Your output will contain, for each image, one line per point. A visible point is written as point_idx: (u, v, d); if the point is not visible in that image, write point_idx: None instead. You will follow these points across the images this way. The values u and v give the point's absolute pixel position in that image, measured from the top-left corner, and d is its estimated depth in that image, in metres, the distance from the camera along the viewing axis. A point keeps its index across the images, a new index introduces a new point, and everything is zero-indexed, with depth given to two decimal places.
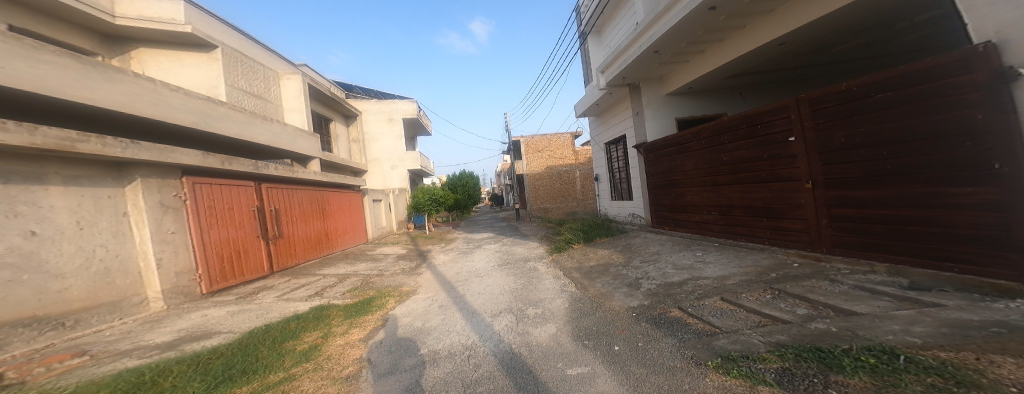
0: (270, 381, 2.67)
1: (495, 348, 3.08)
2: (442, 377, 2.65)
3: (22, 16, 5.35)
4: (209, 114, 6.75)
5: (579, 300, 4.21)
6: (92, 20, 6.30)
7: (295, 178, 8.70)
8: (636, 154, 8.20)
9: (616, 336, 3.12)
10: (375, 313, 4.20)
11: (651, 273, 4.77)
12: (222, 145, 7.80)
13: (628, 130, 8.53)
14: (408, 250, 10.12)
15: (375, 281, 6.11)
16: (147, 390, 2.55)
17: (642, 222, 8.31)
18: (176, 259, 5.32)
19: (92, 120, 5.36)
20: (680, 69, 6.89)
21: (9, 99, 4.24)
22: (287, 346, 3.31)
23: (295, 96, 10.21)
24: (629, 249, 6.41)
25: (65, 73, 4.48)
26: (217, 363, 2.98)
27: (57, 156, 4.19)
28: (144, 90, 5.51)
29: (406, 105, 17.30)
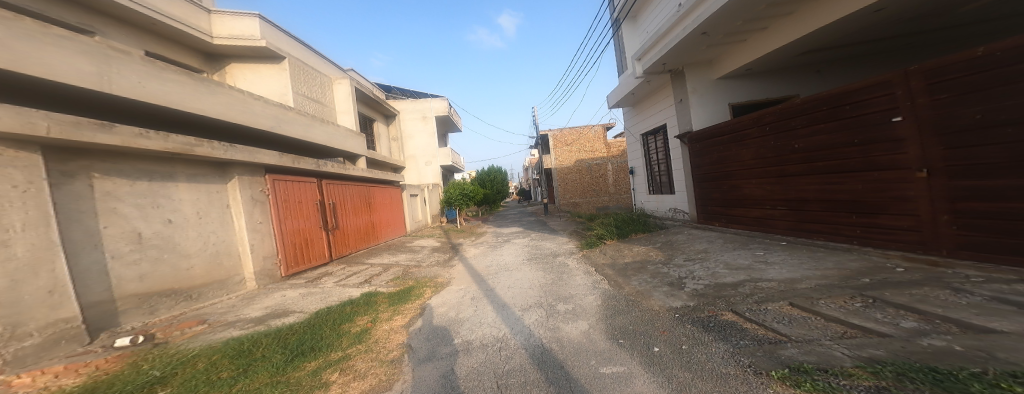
0: (331, 358, 2.97)
1: (525, 342, 3.11)
2: (474, 367, 2.76)
3: (137, 37, 6.47)
4: (282, 119, 7.58)
5: (613, 297, 4.08)
6: (196, 41, 7.46)
7: (347, 175, 9.48)
8: (679, 145, 7.67)
9: (655, 337, 2.99)
10: (415, 302, 4.45)
11: (697, 272, 4.47)
12: (289, 146, 8.72)
13: (669, 119, 7.98)
14: (442, 243, 10.55)
15: (414, 271, 6.49)
16: (245, 357, 3.00)
17: (687, 217, 7.79)
18: (264, 245, 6.10)
19: (198, 127, 6.30)
20: (735, 50, 6.27)
21: (140, 110, 5.18)
22: (344, 327, 3.66)
23: (345, 99, 11.07)
24: (671, 246, 6.06)
25: (176, 87, 5.31)
26: (293, 338, 3.38)
27: (183, 159, 5.00)
28: (235, 100, 6.34)
29: (439, 103, 18.08)
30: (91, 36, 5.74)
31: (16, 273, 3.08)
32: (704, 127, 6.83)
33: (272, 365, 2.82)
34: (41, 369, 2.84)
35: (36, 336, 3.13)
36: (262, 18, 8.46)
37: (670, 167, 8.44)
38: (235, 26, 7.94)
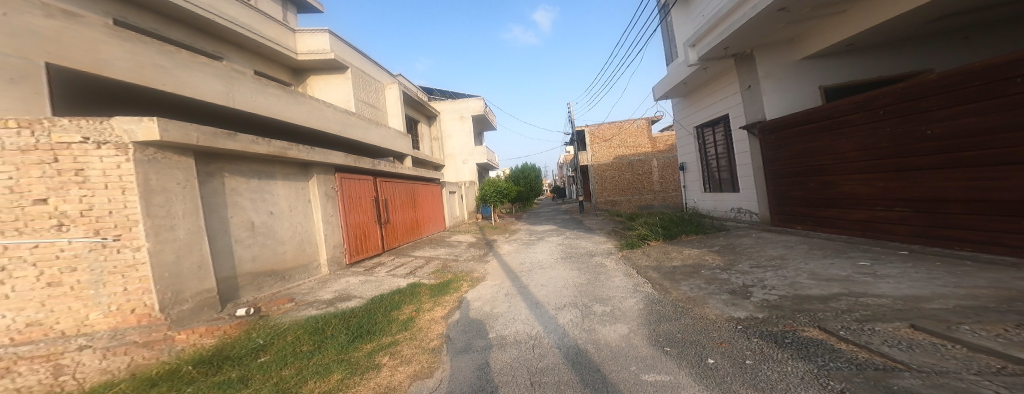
0: (383, 342, 3.26)
1: (559, 342, 3.07)
2: (508, 362, 2.82)
3: (245, 57, 7.74)
4: (348, 123, 8.43)
5: (658, 302, 3.82)
6: (285, 57, 8.64)
7: (397, 174, 10.22)
8: (747, 138, 6.86)
9: (710, 348, 2.74)
10: (453, 295, 4.66)
11: (767, 281, 3.96)
12: (351, 147, 9.64)
13: (733, 108, 7.18)
14: (477, 239, 10.82)
15: (452, 264, 6.82)
16: (317, 334, 3.43)
17: (755, 218, 6.99)
18: (334, 235, 6.86)
19: (285, 133, 7.29)
20: (827, 24, 5.39)
21: (243, 118, 6.18)
22: (393, 314, 3.98)
23: (395, 103, 11.83)
24: (731, 250, 5.46)
25: (269, 98, 6.24)
26: (355, 320, 3.78)
27: (280, 161, 5.82)
28: (313, 108, 7.21)
29: (476, 102, 18.41)
30: (218, 59, 7.09)
31: (180, 250, 3.93)
32: (780, 116, 6.03)
33: (338, 345, 3.18)
34: (190, 330, 3.56)
35: (187, 302, 3.93)
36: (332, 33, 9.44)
37: (732, 161, 7.61)
38: (312, 42, 8.99)
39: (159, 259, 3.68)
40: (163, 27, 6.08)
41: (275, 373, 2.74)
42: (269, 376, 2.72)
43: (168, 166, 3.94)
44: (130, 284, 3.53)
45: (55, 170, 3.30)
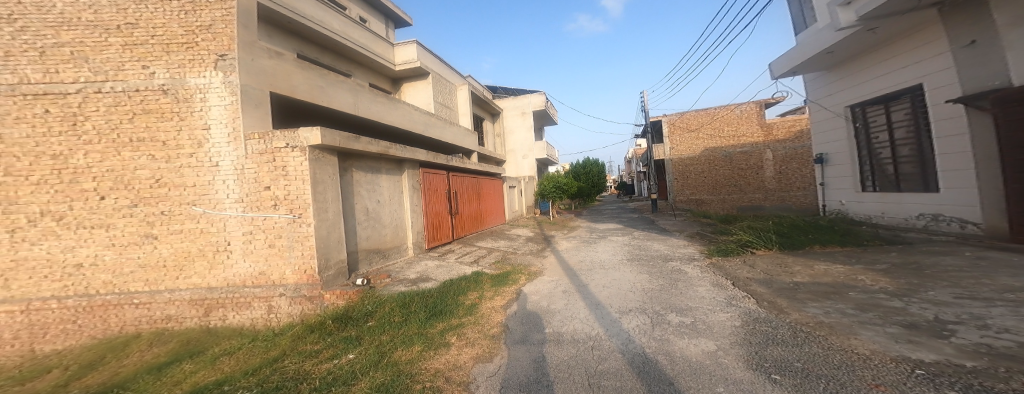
0: (449, 325, 3.57)
1: (623, 348, 2.87)
2: (566, 360, 2.77)
3: (363, 71, 9.43)
4: (430, 125, 9.15)
5: (761, 320, 3.13)
6: (386, 69, 9.99)
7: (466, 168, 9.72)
8: (965, 115, 4.90)
9: (853, 388, 1.93)
10: (512, 286, 4.80)
11: (987, 318, 2.58)
12: (435, 147, 10.75)
13: (930, 77, 5.25)
14: (534, 233, 10.36)
15: (511, 257, 6.90)
16: (403, 310, 3.91)
17: (970, 228, 4.99)
18: None
19: (388, 135, 8.61)
20: None
21: (360, 123, 7.49)
22: (459, 299, 4.30)
23: (465, 102, 12.17)
24: (909, 272, 3.95)
25: (379, 106, 7.41)
26: (431, 300, 4.20)
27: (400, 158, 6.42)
28: (411, 114, 8.34)
29: (536, 97, 17.72)
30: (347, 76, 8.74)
31: (331, 228, 4.69)
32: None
33: (418, 321, 3.64)
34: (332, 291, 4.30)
35: (332, 269, 4.61)
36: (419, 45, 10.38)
37: (926, 150, 5.59)
38: (406, 54, 10.08)
39: (319, 233, 4.41)
40: (314, 55, 7.72)
41: (378, 337, 3.34)
42: (375, 338, 3.33)
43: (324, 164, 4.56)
44: (304, 249, 4.38)
45: (273, 167, 4.41)
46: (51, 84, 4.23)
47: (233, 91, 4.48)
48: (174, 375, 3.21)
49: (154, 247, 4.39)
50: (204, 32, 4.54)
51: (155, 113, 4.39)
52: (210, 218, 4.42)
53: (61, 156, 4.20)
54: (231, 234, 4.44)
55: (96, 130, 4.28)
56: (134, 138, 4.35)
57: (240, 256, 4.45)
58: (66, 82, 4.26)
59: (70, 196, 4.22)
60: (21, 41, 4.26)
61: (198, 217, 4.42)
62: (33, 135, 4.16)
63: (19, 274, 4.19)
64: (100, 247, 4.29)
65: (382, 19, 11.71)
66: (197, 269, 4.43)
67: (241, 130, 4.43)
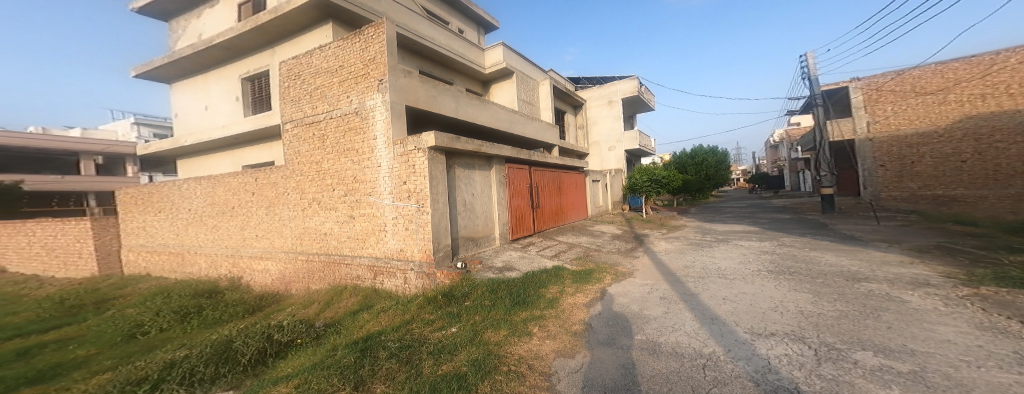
0: (530, 315, 3.64)
1: (754, 374, 2.23)
2: (663, 373, 2.38)
3: (459, 79, 10.17)
4: (513, 122, 8.91)
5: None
6: (477, 74, 10.46)
7: (547, 163, 8.71)
8: None
9: None
10: (594, 285, 4.51)
11: None
12: (522, 143, 10.50)
13: None
14: (624, 231, 9.11)
15: (594, 254, 6.39)
16: (494, 297, 4.16)
17: None
18: None
19: (481, 133, 8.65)
20: None
21: (460, 124, 7.57)
22: (539, 291, 4.31)
23: (547, 97, 11.53)
24: None
25: (472, 108, 7.46)
26: (514, 289, 4.36)
27: (501, 156, 6.34)
28: (502, 116, 8.48)
29: (626, 83, 15.03)
30: (447, 83, 9.60)
31: (444, 220, 5.07)
32: None
33: (504, 307, 3.86)
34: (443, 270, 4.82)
35: (442, 250, 4.98)
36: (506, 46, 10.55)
37: None
38: (495, 56, 10.39)
39: (436, 221, 4.88)
40: (419, 68, 8.70)
41: (473, 316, 3.72)
42: (472, 316, 3.74)
43: (436, 163, 4.93)
44: (424, 235, 4.91)
45: (407, 165, 5.08)
46: (316, 114, 6.42)
47: (386, 108, 5.37)
48: (361, 320, 4.49)
49: (355, 225, 5.98)
50: (372, 65, 5.57)
51: (356, 130, 5.84)
52: (371, 203, 5.68)
53: (319, 163, 6.38)
54: (385, 219, 5.49)
55: (332, 145, 6.17)
56: (344, 148, 6.01)
57: (392, 237, 5.43)
58: (320, 114, 6.34)
59: (322, 188, 6.36)
60: (305, 89, 6.55)
61: (364, 201, 5.79)
62: (310, 153, 6.46)
63: (310, 239, 6.64)
64: (332, 222, 6.29)
65: (474, 28, 12.61)
66: (372, 243, 5.77)
67: (392, 137, 5.31)
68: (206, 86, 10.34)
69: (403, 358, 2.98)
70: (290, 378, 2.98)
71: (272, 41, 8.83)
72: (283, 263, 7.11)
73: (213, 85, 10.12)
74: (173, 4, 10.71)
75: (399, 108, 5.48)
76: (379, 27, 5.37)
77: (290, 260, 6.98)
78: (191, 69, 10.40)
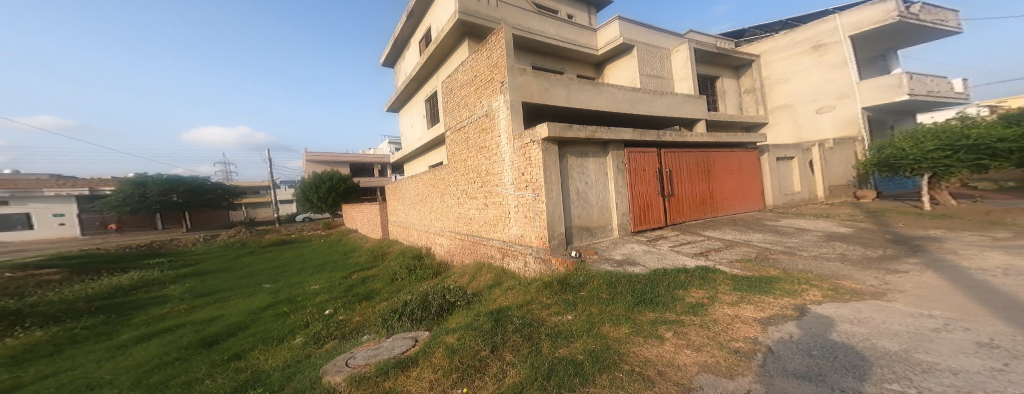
0: (661, 318, 3.15)
1: None
2: None
3: (571, 66, 9.95)
4: (634, 101, 7.98)
5: None
6: (590, 57, 9.95)
7: (685, 141, 7.28)
8: None
9: None
10: (780, 297, 3.28)
11: None
12: (650, 122, 9.36)
13: None
14: (854, 231, 5.98)
15: (774, 257, 4.68)
16: (616, 293, 3.81)
17: None
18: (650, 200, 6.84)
19: (600, 118, 8.24)
20: None
21: (577, 112, 7.40)
22: (677, 294, 3.63)
23: (683, 65, 9.85)
24: None
25: (587, 93, 7.08)
26: (638, 286, 3.89)
27: (617, 138, 5.75)
28: (624, 96, 7.75)
29: (856, 13, 10.31)
30: (558, 72, 9.55)
31: (557, 208, 5.08)
32: None
33: (624, 303, 3.55)
34: (556, 257, 4.88)
35: (555, 238, 5.05)
36: (623, 20, 9.58)
37: None
38: (609, 33, 9.60)
39: (550, 210, 4.97)
40: (531, 63, 8.96)
41: (590, 307, 3.61)
42: (589, 305, 3.66)
43: (546, 152, 4.98)
44: (539, 224, 5.12)
45: (524, 157, 5.36)
46: (462, 120, 7.59)
47: (507, 107, 5.79)
48: (498, 293, 5.13)
49: (490, 212, 6.72)
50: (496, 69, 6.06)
51: (485, 130, 6.62)
52: (497, 194, 6.35)
53: (467, 159, 7.46)
54: (507, 208, 6.07)
55: (473, 144, 7.17)
56: (479, 147, 6.89)
57: (514, 223, 5.90)
58: (465, 120, 7.46)
59: (467, 180, 7.52)
60: (456, 101, 7.82)
61: (493, 191, 6.50)
62: (459, 153, 7.79)
63: (468, 223, 7.71)
64: (474, 208, 7.33)
65: (587, 9, 12.05)
66: (500, 230, 6.44)
67: (512, 131, 5.66)
68: (410, 110, 13.81)
69: (525, 334, 3.23)
70: (451, 332, 3.68)
71: (438, 64, 10.68)
72: (453, 239, 8.60)
73: (415, 109, 13.41)
74: (396, 55, 14.86)
75: (518, 105, 5.79)
76: (499, 34, 5.79)
77: (455, 238, 8.45)
78: (403, 100, 14.35)
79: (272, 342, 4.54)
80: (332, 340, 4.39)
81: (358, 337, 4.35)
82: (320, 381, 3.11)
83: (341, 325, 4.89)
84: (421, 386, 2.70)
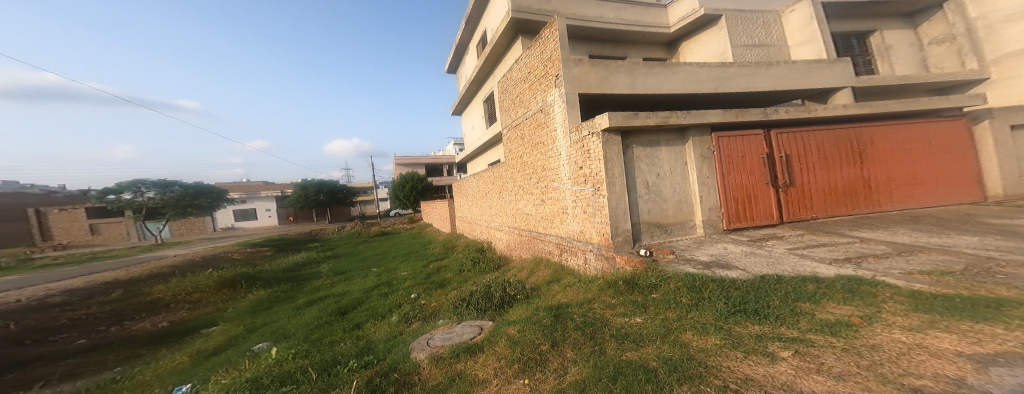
0: (773, 336, 2.27)
1: None
2: None
3: (638, 50, 9.12)
4: (723, 78, 6.74)
5: None
6: (661, 36, 8.99)
7: (813, 117, 5.68)
8: None
9: None
10: (1003, 324, 1.99)
11: None
12: (754, 100, 7.82)
13: None
14: None
15: (979, 264, 2.99)
16: (703, 303, 2.93)
17: None
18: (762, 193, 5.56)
19: (680, 102, 7.34)
20: None
21: (655, 97, 6.65)
22: (801, 308, 2.58)
23: (807, 24, 7.80)
24: None
25: (662, 76, 6.38)
26: (737, 294, 2.92)
27: (697, 122, 4.93)
28: (716, 73, 6.64)
29: None
30: (621, 58, 8.96)
31: (620, 203, 4.73)
32: None
33: (715, 310, 2.75)
34: (622, 255, 4.55)
35: (620, 235, 4.74)
36: None
37: None
38: (682, 8, 8.58)
39: (612, 205, 4.69)
40: (588, 53, 8.64)
41: (663, 311, 3.02)
42: (660, 310, 3.06)
43: (606, 144, 4.69)
44: (601, 221, 4.89)
45: (582, 151, 5.17)
46: (518, 117, 7.60)
47: (562, 100, 5.60)
48: (555, 289, 5.06)
49: (546, 208, 6.66)
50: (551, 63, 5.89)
51: (541, 126, 6.53)
52: (554, 190, 6.23)
53: (522, 156, 7.50)
54: (564, 204, 5.94)
55: (529, 141, 7.13)
56: (535, 143, 6.83)
57: (572, 219, 5.74)
58: (521, 117, 7.46)
59: (523, 176, 7.55)
60: (512, 99, 7.83)
61: (549, 187, 6.40)
62: (516, 151, 7.82)
63: (524, 219, 7.80)
64: (530, 203, 7.35)
65: None
66: (556, 226, 6.38)
67: (569, 125, 5.48)
68: (472, 113, 14.32)
69: (588, 333, 3.02)
70: (513, 323, 3.69)
71: (494, 65, 10.83)
72: (511, 235, 8.78)
73: (474, 111, 13.89)
74: (457, 62, 15.64)
75: (574, 98, 5.54)
76: (553, 26, 5.58)
77: (512, 233, 8.64)
78: (465, 103, 14.96)
79: (379, 315, 5.19)
80: (417, 320, 4.74)
81: (434, 321, 4.65)
82: (408, 356, 3.37)
83: (422, 309, 5.22)
84: (486, 371, 2.79)
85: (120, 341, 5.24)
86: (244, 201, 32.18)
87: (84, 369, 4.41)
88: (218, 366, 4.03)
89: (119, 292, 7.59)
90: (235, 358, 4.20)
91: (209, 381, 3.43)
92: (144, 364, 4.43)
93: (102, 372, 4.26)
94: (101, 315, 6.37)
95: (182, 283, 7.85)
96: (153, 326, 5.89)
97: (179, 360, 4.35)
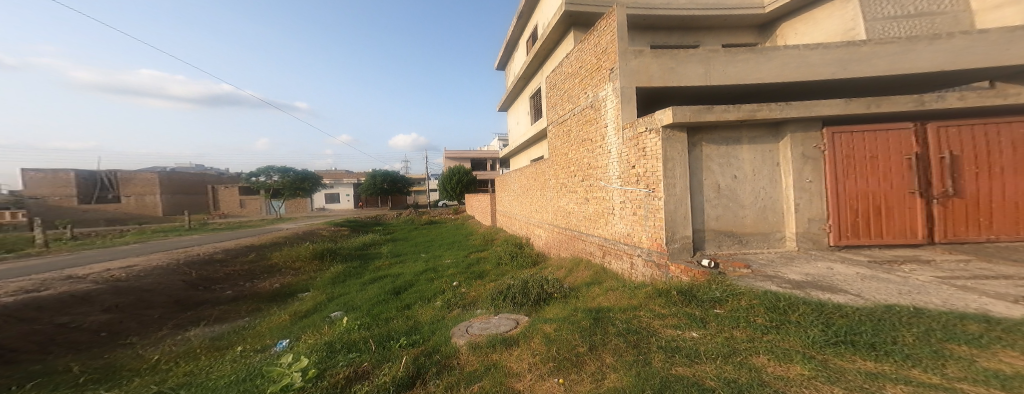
0: (902, 376, 1.87)
1: None
2: None
3: (714, 37, 8.15)
4: (851, 59, 5.27)
5: None
6: (753, 18, 7.83)
7: (1006, 107, 4.23)
8: None
9: None
10: None
11: None
12: (909, 88, 6.02)
13: None
14: None
15: None
16: (794, 327, 2.55)
17: None
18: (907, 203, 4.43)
19: (787, 93, 6.18)
20: None
21: (761, 86, 5.59)
22: (941, 347, 2.06)
23: None
24: None
25: (767, 62, 5.35)
26: (842, 323, 2.44)
27: (794, 118, 4.28)
28: (850, 54, 5.27)
29: None
30: (695, 46, 8.15)
31: (680, 207, 4.38)
32: None
33: (809, 337, 2.37)
34: (677, 263, 4.20)
35: (678, 241, 4.38)
36: None
37: None
38: None
39: (669, 208, 4.35)
40: (652, 43, 8.09)
41: (731, 330, 2.72)
42: (728, 329, 2.74)
43: (669, 142, 4.33)
44: (654, 224, 4.56)
45: (637, 148, 4.86)
46: (565, 114, 7.42)
47: (617, 94, 5.32)
48: (595, 292, 4.85)
49: (590, 207, 6.42)
50: (605, 57, 5.65)
51: (591, 122, 6.26)
52: (602, 188, 5.94)
53: (567, 153, 7.31)
54: (612, 204, 5.64)
55: (575, 137, 6.92)
56: (583, 139, 6.58)
57: (620, 221, 5.43)
58: (568, 113, 7.24)
59: (568, 173, 7.33)
60: (561, 94, 7.63)
61: (596, 185, 6.12)
62: (561, 147, 7.60)
63: (566, 217, 7.57)
64: (574, 201, 7.09)
65: None
66: (601, 226, 6.08)
67: (622, 121, 5.18)
68: (519, 108, 14.22)
69: (633, 341, 2.82)
70: (550, 321, 3.60)
71: (544, 59, 10.62)
72: (551, 232, 8.56)
73: (522, 106, 13.80)
74: (506, 57, 15.62)
75: (631, 92, 5.19)
76: (611, 17, 5.31)
77: (552, 232, 8.44)
78: (512, 97, 14.89)
79: (427, 299, 5.38)
80: (458, 308, 4.83)
81: (473, 310, 4.69)
82: (450, 340, 3.45)
83: (463, 297, 5.31)
84: (522, 365, 2.74)
85: (251, 296, 6.27)
86: (331, 186, 35.73)
87: (228, 315, 5.39)
88: (306, 327, 4.49)
89: (254, 254, 8.88)
90: (318, 322, 4.64)
91: (301, 339, 3.86)
92: (261, 317, 5.21)
93: (236, 320, 5.15)
94: (242, 272, 7.58)
95: (291, 251, 8.88)
96: (271, 286, 6.88)
97: (282, 317, 4.97)
